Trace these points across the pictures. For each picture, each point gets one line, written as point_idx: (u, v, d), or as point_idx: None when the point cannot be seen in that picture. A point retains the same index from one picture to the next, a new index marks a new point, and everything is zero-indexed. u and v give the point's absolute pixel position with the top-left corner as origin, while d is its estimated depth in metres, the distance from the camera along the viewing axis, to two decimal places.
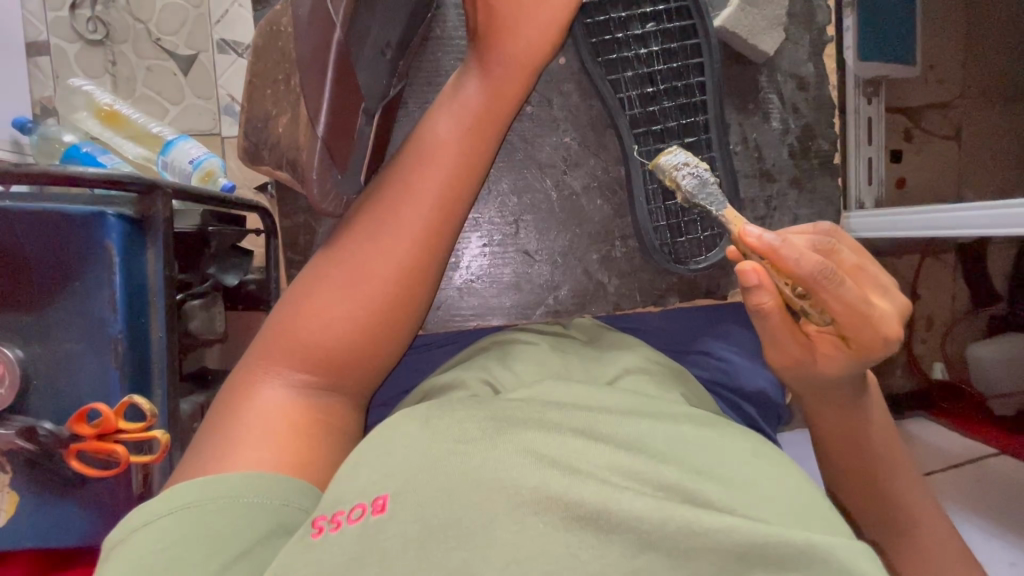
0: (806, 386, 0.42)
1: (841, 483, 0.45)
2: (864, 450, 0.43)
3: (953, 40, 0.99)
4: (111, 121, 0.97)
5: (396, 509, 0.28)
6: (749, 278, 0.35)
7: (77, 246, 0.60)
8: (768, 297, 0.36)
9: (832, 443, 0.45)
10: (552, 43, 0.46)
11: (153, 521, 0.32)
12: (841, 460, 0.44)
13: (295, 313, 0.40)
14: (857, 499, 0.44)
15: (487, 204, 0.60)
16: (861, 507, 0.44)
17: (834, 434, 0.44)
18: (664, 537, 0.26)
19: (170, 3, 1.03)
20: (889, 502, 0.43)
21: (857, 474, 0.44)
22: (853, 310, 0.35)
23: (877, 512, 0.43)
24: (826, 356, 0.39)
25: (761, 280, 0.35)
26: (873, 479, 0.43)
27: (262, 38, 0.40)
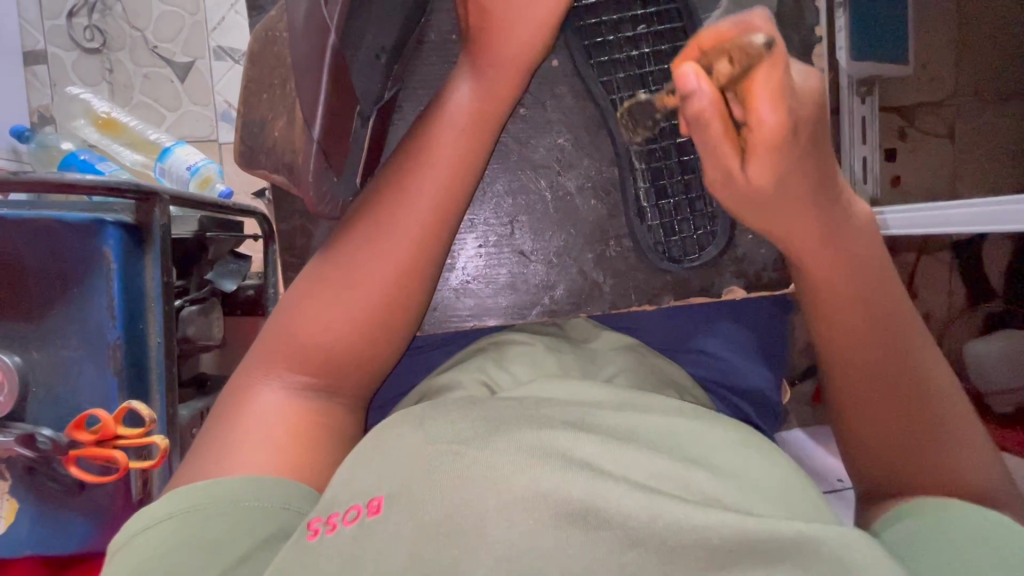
0: (795, 217, 0.36)
1: (851, 392, 0.40)
2: (891, 332, 0.38)
3: (946, 39, 1.00)
4: (109, 128, 0.99)
5: (391, 510, 0.28)
6: (686, 76, 0.31)
7: (76, 254, 0.60)
8: (707, 98, 0.31)
9: (840, 332, 0.39)
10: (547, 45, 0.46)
11: (153, 525, 0.33)
12: (854, 356, 0.39)
13: (291, 315, 0.40)
14: (890, 395, 0.38)
15: (482, 205, 0.60)
16: (893, 421, 0.38)
17: (841, 318, 0.39)
18: (652, 533, 0.26)
19: (167, 12, 1.03)
20: (921, 400, 0.38)
21: (876, 370, 0.38)
22: (773, 75, 0.29)
23: (897, 418, 0.38)
24: (755, 164, 0.33)
25: (705, 78, 0.31)
26: (900, 370, 0.38)
27: (258, 43, 0.42)
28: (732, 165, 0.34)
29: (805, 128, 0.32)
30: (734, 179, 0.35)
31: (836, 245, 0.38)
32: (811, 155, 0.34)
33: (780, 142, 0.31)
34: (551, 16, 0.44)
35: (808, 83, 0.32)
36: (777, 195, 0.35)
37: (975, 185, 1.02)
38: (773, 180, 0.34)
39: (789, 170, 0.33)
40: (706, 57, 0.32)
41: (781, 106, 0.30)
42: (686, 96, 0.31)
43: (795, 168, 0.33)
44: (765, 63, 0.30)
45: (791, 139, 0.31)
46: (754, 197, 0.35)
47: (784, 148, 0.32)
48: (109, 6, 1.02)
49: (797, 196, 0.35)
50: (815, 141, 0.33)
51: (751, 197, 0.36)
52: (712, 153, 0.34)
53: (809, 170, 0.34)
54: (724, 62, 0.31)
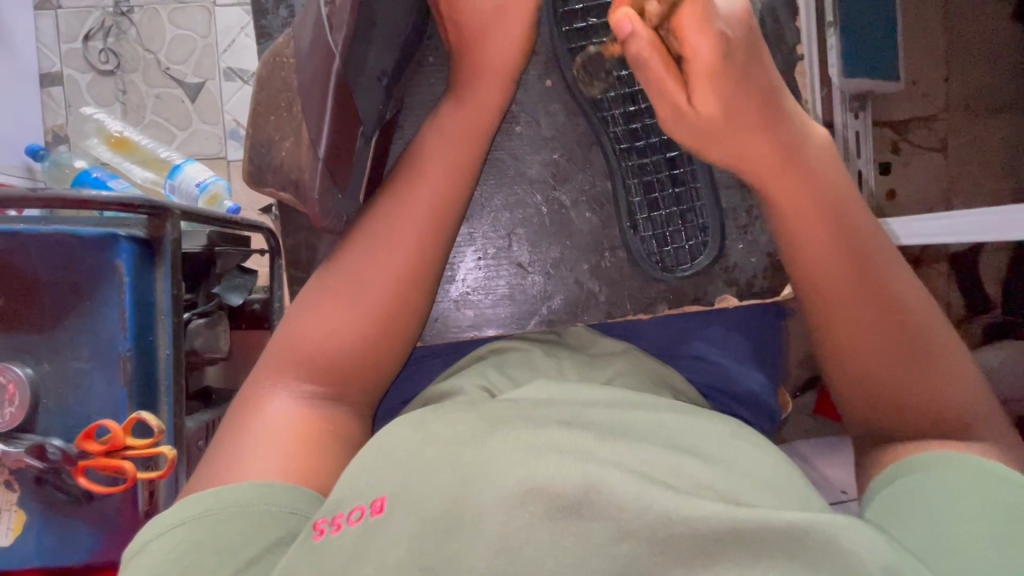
0: (750, 146, 0.41)
1: (841, 330, 0.41)
2: (864, 261, 0.40)
3: (935, 56, 1.03)
4: (122, 147, 1.04)
5: (395, 509, 0.29)
6: (619, 24, 0.38)
7: (89, 268, 0.62)
8: (643, 43, 0.39)
9: (818, 268, 0.41)
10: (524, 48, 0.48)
11: (167, 531, 0.34)
12: (838, 289, 0.41)
13: (296, 325, 0.42)
14: (878, 330, 0.40)
15: (480, 219, 0.61)
16: (884, 358, 0.40)
17: (817, 254, 0.41)
18: (643, 524, 0.27)
19: (179, 35, 1.07)
20: (904, 332, 0.39)
21: (859, 301, 0.40)
22: (698, 7, 0.36)
23: (889, 348, 0.40)
24: (699, 93, 0.39)
25: (638, 23, 0.38)
26: (882, 303, 0.40)
27: (266, 68, 0.44)
28: (679, 98, 0.40)
29: (732, 47, 0.37)
30: (685, 114, 0.41)
31: (802, 175, 0.41)
32: (748, 78, 0.39)
33: (715, 67, 0.38)
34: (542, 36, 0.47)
35: (736, 10, 0.37)
36: (731, 126, 0.40)
37: (968, 197, 1.04)
38: (721, 107, 0.39)
39: (732, 96, 0.39)
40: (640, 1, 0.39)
41: (707, 32, 0.36)
42: (624, 40, 0.39)
43: (734, 95, 0.39)
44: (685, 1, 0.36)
45: (725, 62, 0.38)
46: (707, 129, 0.41)
47: (721, 70, 0.38)
48: (124, 30, 1.06)
49: (748, 124, 0.40)
50: (750, 62, 0.39)
51: (704, 126, 0.41)
52: (660, 94, 0.41)
53: (749, 92, 0.39)
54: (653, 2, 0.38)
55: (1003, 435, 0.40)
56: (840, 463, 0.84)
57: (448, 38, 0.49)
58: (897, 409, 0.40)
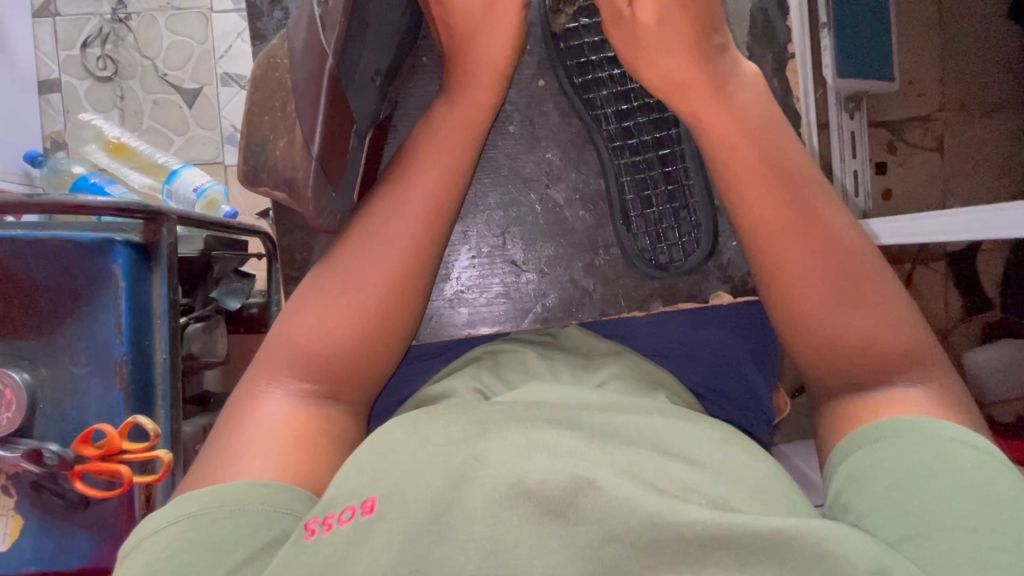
0: (682, 69, 0.45)
1: (765, 248, 0.41)
2: (792, 183, 0.41)
3: (931, 56, 1.03)
4: (120, 153, 1.05)
5: (384, 510, 0.29)
6: None
7: (85, 273, 0.62)
8: None
9: (743, 189, 0.42)
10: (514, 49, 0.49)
11: (161, 528, 0.34)
12: (764, 212, 0.41)
13: (291, 324, 0.42)
14: (806, 254, 0.40)
15: (474, 218, 0.61)
16: (813, 281, 0.39)
17: (744, 176, 0.42)
18: (627, 530, 0.27)
19: (176, 41, 1.07)
20: (833, 255, 0.39)
21: (781, 218, 0.40)
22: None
23: (809, 262, 0.39)
24: (640, 4, 0.45)
25: None
26: (809, 225, 0.40)
27: (260, 69, 0.45)
28: (623, 9, 0.47)
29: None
30: (625, 23, 0.47)
31: (728, 98, 0.43)
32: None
33: None
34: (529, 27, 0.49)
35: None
36: (665, 35, 0.45)
37: (964, 196, 1.04)
38: (657, 17, 0.45)
39: (668, 9, 0.45)
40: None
41: None
42: None
43: (673, 10, 0.45)
44: None
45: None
46: (644, 40, 0.47)
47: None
48: (121, 36, 1.06)
49: (679, 33, 0.45)
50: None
51: (642, 35, 0.46)
52: (606, 4, 0.48)
53: (680, 8, 0.45)
54: None
55: (945, 379, 0.39)
56: None
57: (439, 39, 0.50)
58: (825, 338, 0.39)
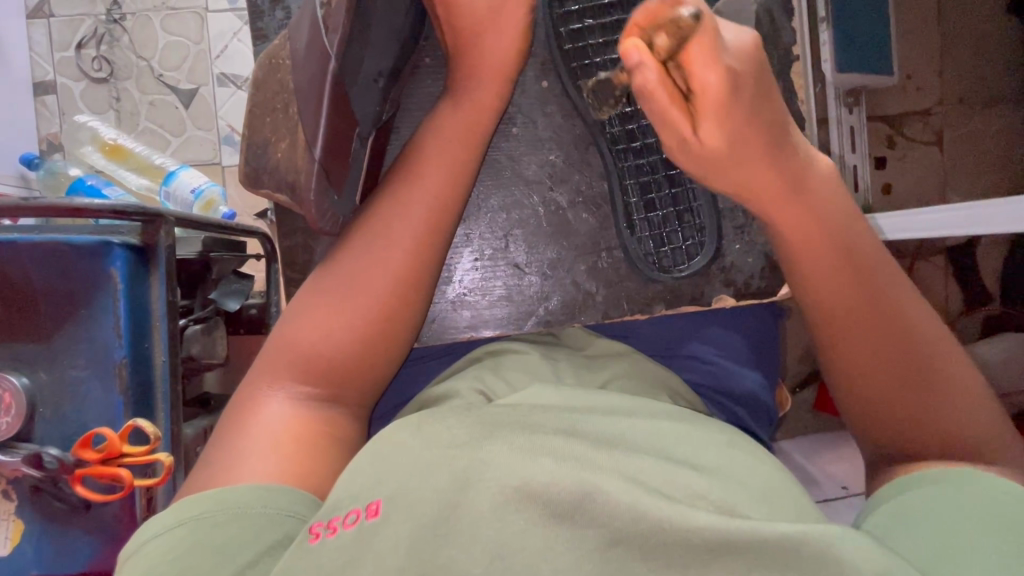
0: (753, 179, 0.39)
1: (843, 342, 0.41)
2: (863, 279, 0.40)
3: (930, 50, 1.03)
4: (116, 155, 1.04)
5: (388, 514, 0.29)
6: (630, 55, 0.35)
7: (83, 276, 0.62)
8: (653, 74, 0.35)
9: (817, 284, 0.41)
10: (519, 50, 0.48)
11: (163, 533, 0.34)
12: (839, 309, 0.41)
13: (291, 329, 0.41)
14: (876, 348, 0.40)
15: (476, 220, 0.60)
16: (884, 376, 0.40)
17: (822, 274, 0.41)
18: (636, 532, 0.27)
19: (173, 41, 1.07)
20: (908, 348, 0.39)
21: (860, 318, 0.40)
22: (707, 44, 0.34)
23: (886, 363, 0.40)
24: (706, 130, 0.37)
25: (647, 54, 0.35)
26: (881, 320, 0.40)
27: (261, 71, 0.44)
28: (682, 133, 0.38)
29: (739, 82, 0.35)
30: (689, 145, 0.39)
31: (809, 201, 0.40)
32: (751, 115, 0.37)
33: (724, 101, 0.35)
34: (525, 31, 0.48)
35: (742, 45, 0.36)
36: (736, 159, 0.38)
37: (964, 190, 1.04)
38: (727, 140, 0.37)
39: (739, 131, 0.37)
40: (650, 30, 0.35)
41: (716, 65, 0.34)
42: (632, 70, 0.36)
43: (745, 126, 0.37)
44: (699, 33, 0.33)
45: (731, 103, 0.36)
46: (711, 161, 0.39)
47: (729, 110, 0.36)
48: (117, 37, 1.06)
49: (753, 153, 0.38)
50: (758, 97, 0.37)
51: (708, 158, 0.39)
52: (662, 124, 0.38)
53: (751, 127, 0.37)
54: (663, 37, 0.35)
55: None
56: (841, 460, 0.84)
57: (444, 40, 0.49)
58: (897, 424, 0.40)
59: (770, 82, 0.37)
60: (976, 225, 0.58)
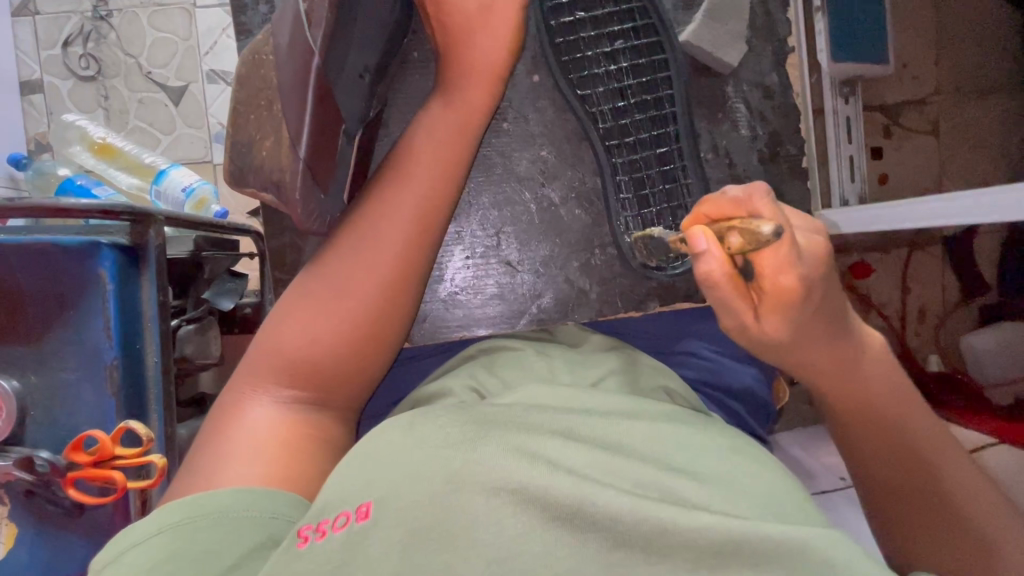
0: (805, 355, 0.37)
1: (890, 513, 0.39)
2: (905, 446, 0.38)
3: (926, 39, 1.02)
4: (105, 154, 1.01)
5: (380, 518, 0.29)
6: (697, 241, 0.31)
7: (72, 277, 0.61)
8: (717, 266, 0.31)
9: (862, 449, 0.40)
10: (508, 54, 0.48)
11: (143, 541, 0.34)
12: (884, 481, 0.39)
13: (277, 332, 0.41)
14: (916, 506, 0.38)
15: (467, 217, 0.59)
16: (927, 538, 0.38)
17: (862, 440, 0.39)
18: (641, 534, 0.27)
19: (161, 38, 1.05)
20: (948, 512, 0.37)
21: (908, 494, 0.38)
22: (786, 254, 0.30)
23: (927, 527, 0.38)
24: (767, 321, 0.34)
25: (714, 243, 0.31)
26: (922, 485, 0.38)
27: (245, 67, 0.43)
28: (744, 316, 0.34)
29: (804, 281, 0.32)
30: (747, 330, 0.35)
31: (856, 370, 0.38)
32: (813, 312, 0.34)
33: (790, 301, 0.32)
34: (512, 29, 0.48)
35: (811, 243, 0.32)
36: (792, 343, 0.35)
37: (960, 180, 1.04)
38: (788, 330, 0.34)
39: (796, 318, 0.33)
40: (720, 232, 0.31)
41: (792, 272, 0.31)
42: (696, 257, 0.32)
43: (808, 322, 0.34)
44: (776, 242, 0.30)
45: (801, 304, 0.32)
46: (767, 342, 0.36)
47: (795, 305, 0.32)
48: (104, 34, 1.04)
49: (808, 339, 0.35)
50: (825, 295, 0.34)
51: (764, 343, 0.36)
52: (723, 309, 0.34)
53: (812, 319, 0.34)
54: (735, 234, 0.30)
55: None
56: (840, 451, 0.84)
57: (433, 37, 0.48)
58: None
59: (836, 277, 0.35)
60: (981, 214, 0.57)
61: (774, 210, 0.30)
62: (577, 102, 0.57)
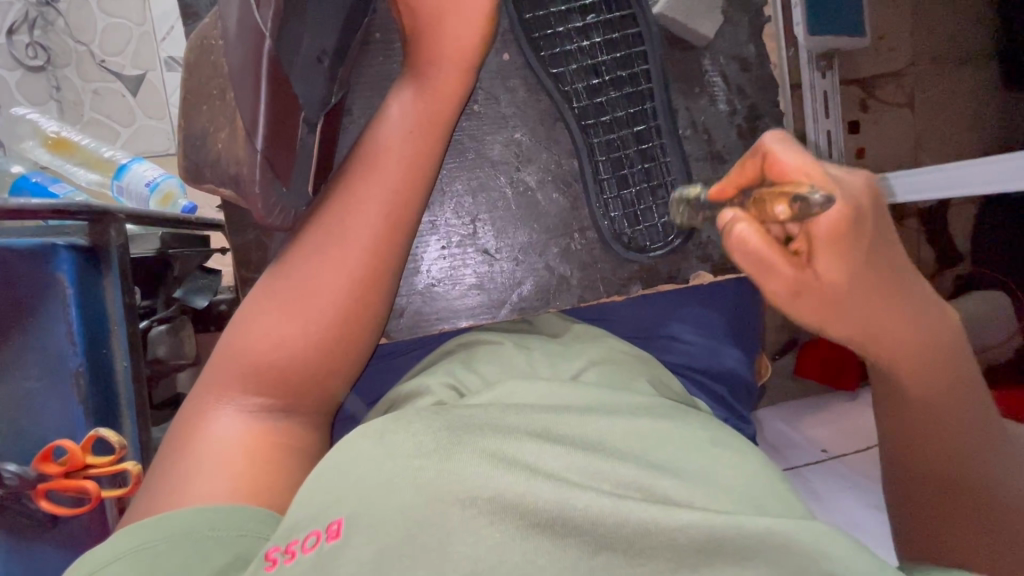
0: (867, 312, 0.33)
1: (918, 509, 0.38)
2: (942, 416, 0.36)
3: (902, 9, 1.01)
4: (60, 149, 0.93)
5: (355, 533, 0.28)
6: (725, 215, 0.31)
7: (30, 282, 0.58)
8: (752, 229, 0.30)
9: (917, 451, 0.38)
10: (483, 34, 0.46)
11: (100, 570, 0.32)
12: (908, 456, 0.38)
13: (242, 335, 0.39)
14: (939, 482, 0.37)
15: (441, 205, 0.57)
16: (937, 512, 0.37)
17: (917, 429, 0.37)
18: (620, 538, 0.27)
19: (113, 24, 1.00)
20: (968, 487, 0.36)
21: (940, 491, 0.37)
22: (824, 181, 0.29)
23: (942, 502, 0.37)
24: (825, 264, 0.31)
25: (743, 214, 0.30)
26: (943, 455, 0.37)
27: (193, 54, 0.40)
28: (798, 272, 0.31)
29: (877, 219, 0.32)
30: (805, 288, 0.32)
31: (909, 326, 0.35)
32: (884, 262, 0.33)
33: (845, 237, 0.30)
34: (479, 7, 0.45)
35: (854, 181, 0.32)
36: (847, 294, 0.32)
37: (935, 152, 1.05)
38: (844, 274, 0.31)
39: (863, 267, 0.31)
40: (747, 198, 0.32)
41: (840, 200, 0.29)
42: (725, 229, 0.31)
43: (863, 260, 0.31)
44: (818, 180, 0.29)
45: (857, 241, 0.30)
46: (827, 298, 0.32)
47: (854, 238, 0.30)
48: (51, 21, 0.98)
49: (896, 304, 0.34)
50: (874, 236, 0.31)
51: (835, 299, 0.32)
52: (765, 275, 0.31)
53: (880, 268, 0.32)
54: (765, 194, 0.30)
55: None
56: (822, 423, 0.85)
57: (398, 16, 0.46)
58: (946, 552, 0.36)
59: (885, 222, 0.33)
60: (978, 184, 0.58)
61: (793, 153, 0.30)
62: (555, 83, 0.55)
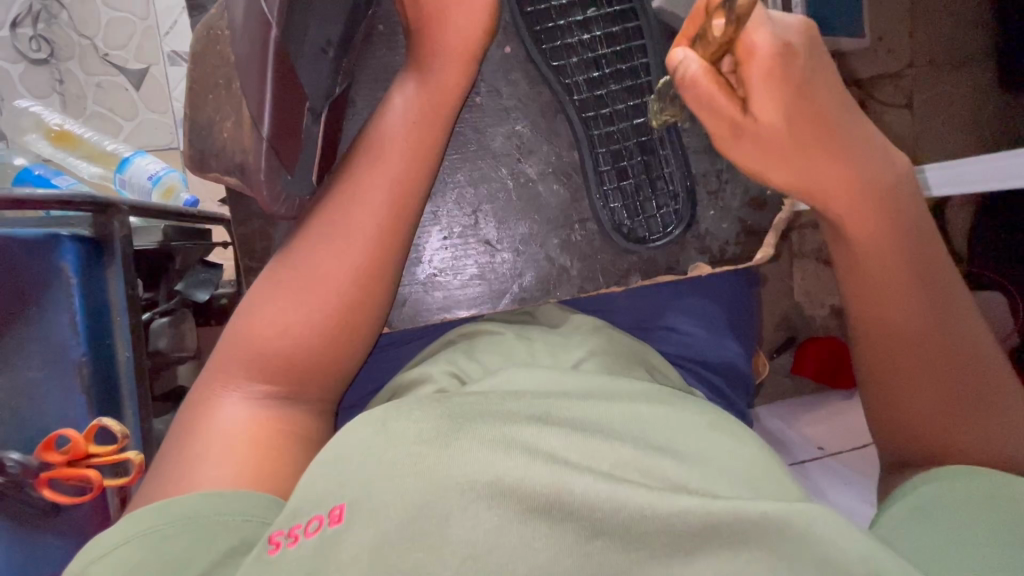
0: (818, 167, 0.37)
1: (896, 387, 0.39)
2: (908, 285, 0.38)
3: (897, 13, 1.03)
4: (63, 141, 0.93)
5: (357, 516, 0.28)
6: (674, 53, 0.35)
7: (33, 272, 0.58)
8: (695, 65, 0.35)
9: (890, 328, 0.39)
10: (486, 29, 0.47)
11: (107, 554, 0.33)
12: (883, 334, 0.39)
13: (248, 322, 0.40)
14: (912, 356, 0.38)
15: (444, 197, 0.58)
16: (915, 386, 0.38)
17: (887, 303, 0.39)
18: (618, 523, 0.28)
19: (116, 17, 1.00)
20: (940, 355, 0.38)
21: (917, 361, 0.38)
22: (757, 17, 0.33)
23: (917, 375, 0.38)
24: (761, 103, 0.35)
25: (690, 52, 0.35)
26: (915, 327, 0.38)
27: (200, 43, 0.41)
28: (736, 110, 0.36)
29: (810, 54, 0.35)
30: (742, 127, 0.37)
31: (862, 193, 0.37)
32: (831, 123, 0.37)
33: (775, 69, 0.34)
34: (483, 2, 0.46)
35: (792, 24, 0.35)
36: (793, 139, 0.36)
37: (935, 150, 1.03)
38: (779, 114, 0.36)
39: (796, 109, 0.36)
40: (698, 33, 0.35)
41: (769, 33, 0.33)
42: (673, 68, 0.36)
43: (795, 99, 0.35)
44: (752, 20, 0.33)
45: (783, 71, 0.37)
46: (769, 139, 0.37)
47: (785, 73, 0.34)
48: (55, 14, 0.99)
49: (875, 210, 0.38)
50: (806, 78, 0.35)
51: (779, 143, 0.37)
52: (710, 113, 0.37)
53: (824, 124, 0.36)
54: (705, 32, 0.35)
55: None
56: (818, 420, 0.86)
57: (403, 10, 0.47)
58: (924, 424, 0.39)
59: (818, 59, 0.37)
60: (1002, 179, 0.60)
61: None
62: (556, 75, 0.56)
